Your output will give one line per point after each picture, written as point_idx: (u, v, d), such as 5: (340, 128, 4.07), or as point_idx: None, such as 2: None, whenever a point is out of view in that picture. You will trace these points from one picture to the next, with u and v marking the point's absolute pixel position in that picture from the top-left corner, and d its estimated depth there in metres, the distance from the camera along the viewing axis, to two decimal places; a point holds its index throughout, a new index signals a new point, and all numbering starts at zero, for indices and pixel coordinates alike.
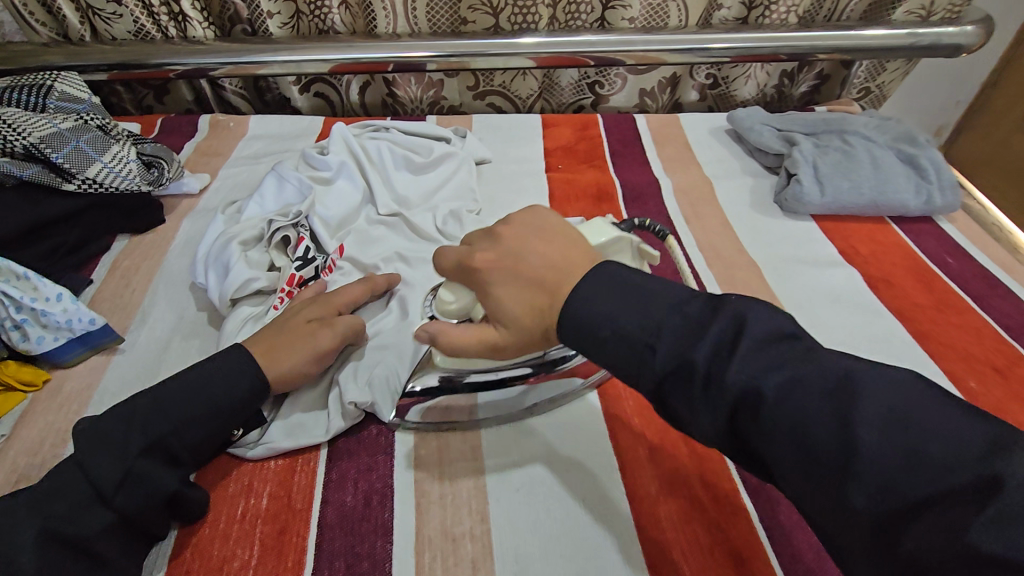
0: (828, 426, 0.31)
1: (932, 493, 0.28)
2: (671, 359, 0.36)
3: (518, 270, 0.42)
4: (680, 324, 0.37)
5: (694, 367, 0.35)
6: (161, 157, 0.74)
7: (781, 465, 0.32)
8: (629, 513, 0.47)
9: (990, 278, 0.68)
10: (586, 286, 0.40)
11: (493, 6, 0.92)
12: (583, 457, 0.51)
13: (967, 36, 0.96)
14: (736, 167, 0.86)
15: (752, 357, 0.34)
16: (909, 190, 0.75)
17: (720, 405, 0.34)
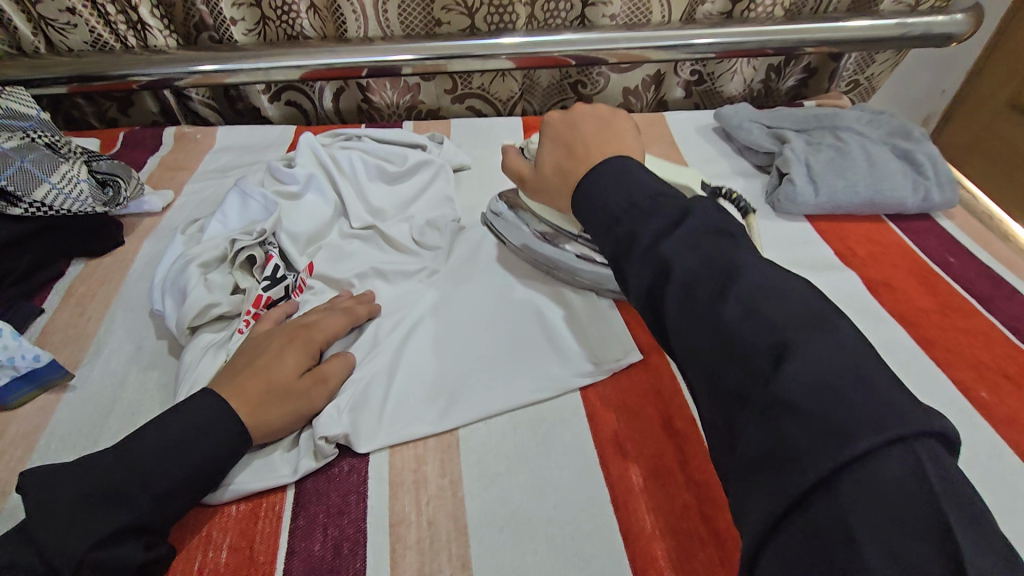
0: (714, 298, 0.33)
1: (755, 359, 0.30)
2: None
3: (564, 142, 0.52)
4: (649, 205, 0.40)
5: (637, 236, 0.38)
6: (117, 175, 0.69)
7: (670, 317, 0.35)
8: (624, 552, 0.43)
9: (994, 278, 0.65)
10: (602, 172, 0.43)
11: (469, 6, 0.88)
12: (571, 489, 0.47)
13: (956, 25, 0.94)
14: (726, 167, 0.82)
15: (685, 238, 0.36)
16: (906, 187, 0.71)
17: (645, 271, 0.37)
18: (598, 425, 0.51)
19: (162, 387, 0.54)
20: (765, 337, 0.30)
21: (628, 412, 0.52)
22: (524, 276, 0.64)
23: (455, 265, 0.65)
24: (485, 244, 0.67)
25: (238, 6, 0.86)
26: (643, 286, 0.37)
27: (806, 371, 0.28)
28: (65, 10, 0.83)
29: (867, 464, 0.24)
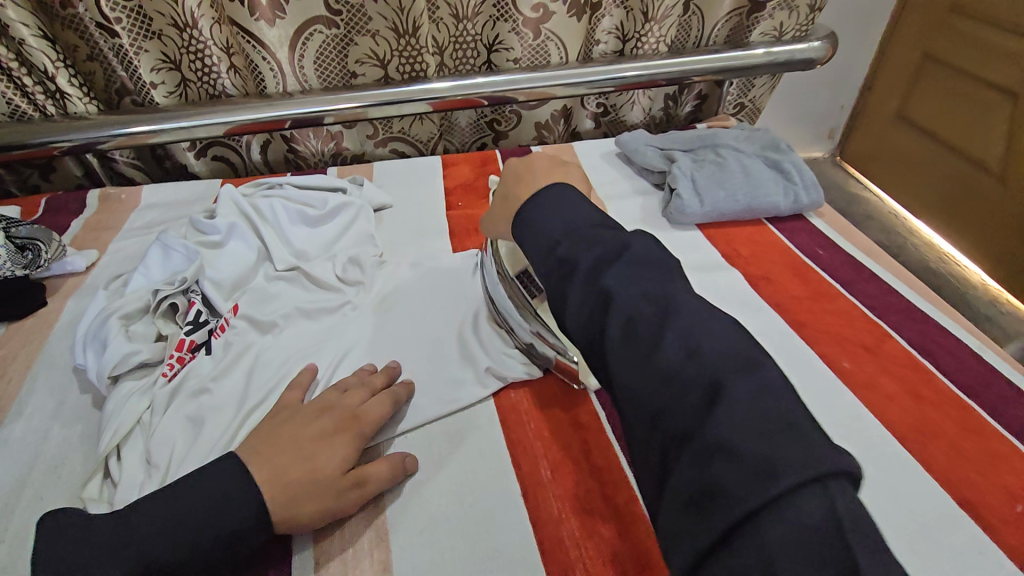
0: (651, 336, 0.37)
1: (704, 423, 0.32)
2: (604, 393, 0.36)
3: (511, 179, 0.59)
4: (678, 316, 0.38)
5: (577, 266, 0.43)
6: (37, 239, 0.71)
7: (650, 398, 0.35)
8: (533, 536, 0.47)
9: (856, 265, 0.75)
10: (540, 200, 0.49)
11: (381, 58, 0.95)
12: (485, 489, 0.51)
13: (815, 50, 1.08)
14: (627, 187, 0.91)
15: (628, 276, 0.40)
16: (777, 193, 0.81)
17: (588, 306, 0.41)
18: (511, 427, 0.56)
19: (86, 439, 0.55)
20: (698, 375, 0.34)
21: (538, 412, 0.57)
22: (439, 302, 0.68)
23: (374, 297, 0.69)
24: (405, 275, 0.72)
25: (157, 71, 0.90)
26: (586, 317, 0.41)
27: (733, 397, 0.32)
28: None
29: (784, 504, 0.28)
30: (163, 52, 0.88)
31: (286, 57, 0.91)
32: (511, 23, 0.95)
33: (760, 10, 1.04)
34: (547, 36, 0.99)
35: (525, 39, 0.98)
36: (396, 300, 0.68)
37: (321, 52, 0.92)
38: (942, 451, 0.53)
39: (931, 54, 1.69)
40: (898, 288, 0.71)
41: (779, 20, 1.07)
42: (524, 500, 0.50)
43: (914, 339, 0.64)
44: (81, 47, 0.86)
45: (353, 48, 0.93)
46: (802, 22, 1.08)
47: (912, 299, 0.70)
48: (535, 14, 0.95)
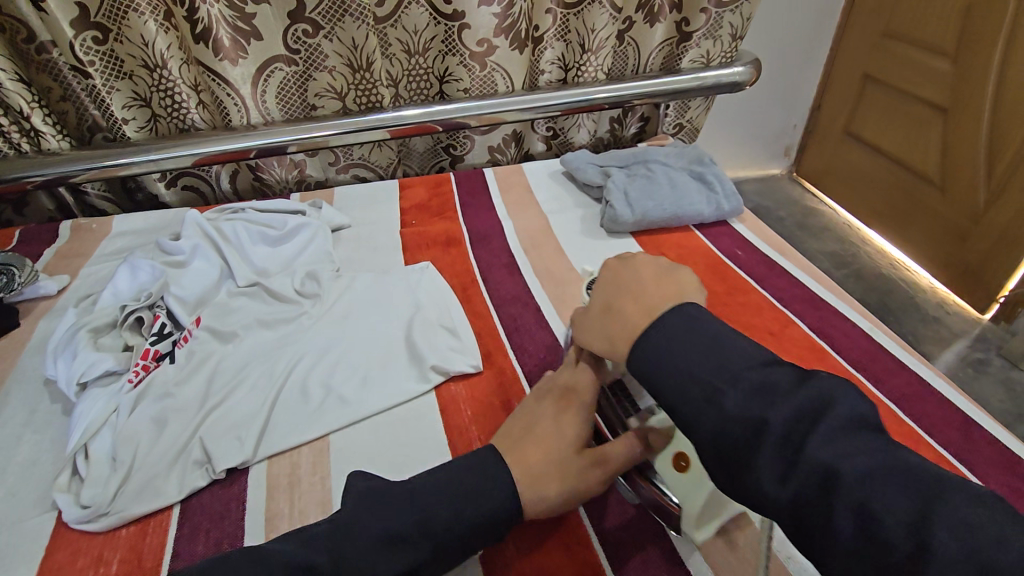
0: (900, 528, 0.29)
1: (802, 467, 0.33)
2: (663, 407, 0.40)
3: (626, 289, 0.49)
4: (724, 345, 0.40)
5: (767, 428, 0.35)
6: (11, 264, 0.77)
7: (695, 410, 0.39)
8: None
9: (769, 262, 0.83)
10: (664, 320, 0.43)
11: (339, 91, 1.02)
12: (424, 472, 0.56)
13: (740, 75, 1.19)
14: (569, 202, 0.98)
15: (784, 398, 0.35)
16: (701, 202, 0.89)
17: (799, 481, 0.32)
18: (449, 411, 0.62)
19: (55, 443, 0.59)
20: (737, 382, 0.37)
21: (473, 398, 0.64)
22: (388, 308, 0.74)
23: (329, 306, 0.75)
24: (358, 285, 0.78)
25: (128, 107, 0.96)
26: (784, 493, 0.33)
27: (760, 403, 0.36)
28: None
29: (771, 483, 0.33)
30: (134, 90, 0.95)
31: (249, 92, 0.98)
32: (459, 56, 1.04)
33: (688, 39, 1.15)
34: (493, 67, 1.07)
35: (473, 71, 1.07)
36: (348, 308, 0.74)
37: (283, 87, 1.00)
38: None
39: (870, 74, 1.82)
40: (805, 281, 0.79)
41: (705, 49, 1.18)
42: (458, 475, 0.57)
43: (813, 324, 0.72)
44: (55, 89, 0.93)
45: (312, 82, 1.00)
46: (726, 49, 1.19)
47: (817, 290, 0.78)
48: (481, 49, 1.03)
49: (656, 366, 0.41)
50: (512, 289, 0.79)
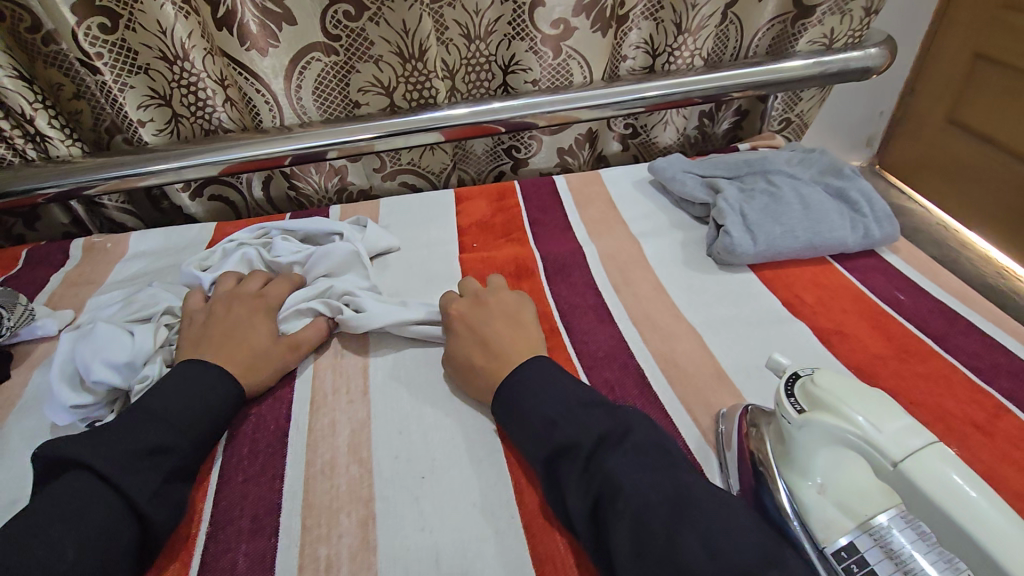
0: (665, 525, 0.36)
1: (640, 516, 0.37)
2: (552, 445, 0.45)
3: (476, 333, 0.57)
4: (583, 412, 0.46)
5: (596, 470, 0.41)
6: (1, 305, 0.64)
7: (561, 458, 0.44)
8: None
9: (946, 312, 0.63)
10: (530, 368, 0.51)
11: (386, 85, 0.86)
12: None
13: (871, 58, 0.96)
14: (663, 221, 0.80)
15: (626, 459, 0.41)
16: (845, 227, 0.69)
17: (631, 534, 0.37)
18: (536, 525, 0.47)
19: None
20: (598, 427, 0.44)
21: None
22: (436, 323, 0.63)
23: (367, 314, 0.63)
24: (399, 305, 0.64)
25: (144, 107, 0.82)
26: (586, 503, 0.41)
27: (618, 462, 0.41)
28: None
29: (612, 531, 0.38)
30: (151, 87, 0.81)
31: (283, 88, 0.83)
32: (528, 41, 0.85)
33: (808, 15, 0.92)
34: (569, 54, 0.89)
35: (544, 58, 0.88)
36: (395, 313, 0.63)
37: (321, 81, 0.84)
38: None
39: (982, 53, 1.54)
40: (1006, 343, 0.59)
41: (830, 26, 0.95)
42: None
43: None
44: (66, 85, 0.80)
45: (355, 75, 0.84)
46: (856, 27, 0.96)
47: (1023, 355, 0.58)
48: (555, 31, 0.85)
49: (514, 401, 0.49)
50: (605, 343, 0.61)
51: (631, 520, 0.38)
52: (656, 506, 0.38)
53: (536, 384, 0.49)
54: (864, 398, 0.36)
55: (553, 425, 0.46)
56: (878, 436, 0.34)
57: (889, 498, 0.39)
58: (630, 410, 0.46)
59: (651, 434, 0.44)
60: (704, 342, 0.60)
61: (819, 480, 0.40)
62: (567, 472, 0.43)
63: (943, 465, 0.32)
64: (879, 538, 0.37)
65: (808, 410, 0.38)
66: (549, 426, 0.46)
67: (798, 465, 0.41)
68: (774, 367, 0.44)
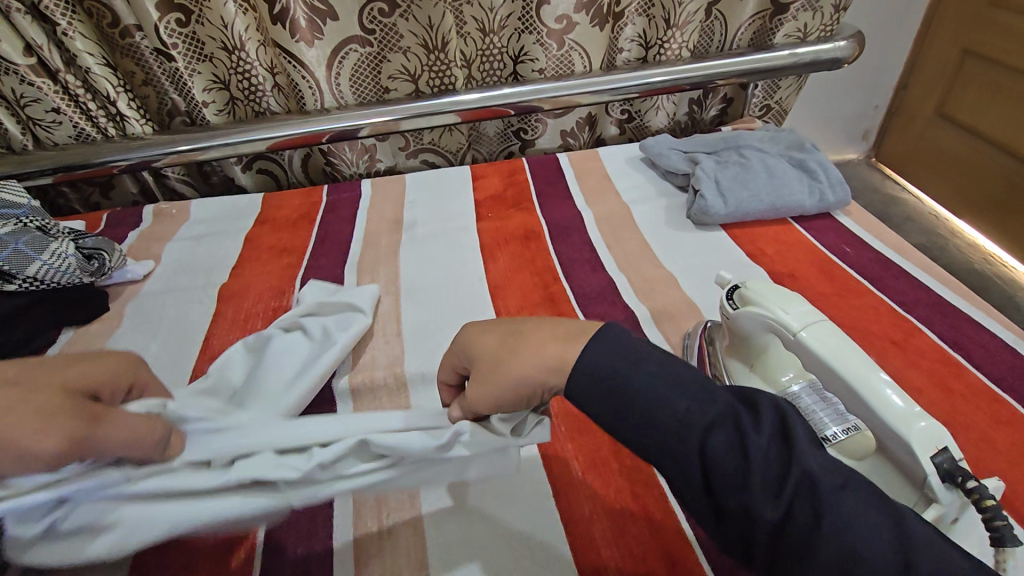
0: (889, 543, 0.31)
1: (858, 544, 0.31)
2: (693, 444, 0.35)
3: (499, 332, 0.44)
4: (710, 402, 0.36)
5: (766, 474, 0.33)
6: (102, 249, 0.77)
7: (705, 466, 0.34)
8: (555, 502, 0.51)
9: (883, 261, 0.75)
10: (598, 346, 0.40)
11: (412, 73, 0.99)
12: (517, 490, 0.52)
13: (841, 50, 1.08)
14: (651, 191, 0.92)
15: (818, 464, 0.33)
16: (803, 192, 0.82)
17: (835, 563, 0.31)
18: None
19: None
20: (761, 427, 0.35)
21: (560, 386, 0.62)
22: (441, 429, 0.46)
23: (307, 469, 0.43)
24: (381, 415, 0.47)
25: (208, 91, 0.96)
26: (778, 519, 0.32)
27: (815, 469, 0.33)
28: (50, 110, 0.92)
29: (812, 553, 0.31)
30: (214, 74, 0.94)
31: (324, 75, 0.96)
32: (535, 35, 0.98)
33: (784, 12, 1.04)
34: (571, 46, 1.01)
35: (550, 49, 1.01)
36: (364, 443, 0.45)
37: (356, 68, 0.97)
38: (977, 445, 0.52)
39: (970, 49, 1.64)
40: (930, 285, 0.71)
41: (803, 21, 1.06)
42: (546, 468, 0.54)
43: (945, 334, 0.64)
44: (138, 73, 0.94)
45: (385, 64, 0.97)
46: (827, 22, 1.07)
47: (943, 293, 0.69)
48: (559, 26, 0.98)
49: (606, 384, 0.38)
50: (597, 286, 0.74)
51: (841, 547, 0.31)
52: (866, 535, 0.31)
53: (613, 362, 0.39)
54: (779, 294, 0.49)
55: (665, 421, 0.36)
56: (786, 316, 0.47)
57: (801, 374, 0.50)
58: (766, 395, 0.37)
59: (808, 423, 0.36)
60: (679, 284, 0.73)
61: (752, 364, 0.53)
62: (736, 485, 0.33)
63: (828, 333, 0.45)
64: (790, 399, 0.48)
65: (742, 305, 0.51)
66: (677, 422, 0.36)
67: (738, 352, 0.54)
68: (721, 283, 0.56)
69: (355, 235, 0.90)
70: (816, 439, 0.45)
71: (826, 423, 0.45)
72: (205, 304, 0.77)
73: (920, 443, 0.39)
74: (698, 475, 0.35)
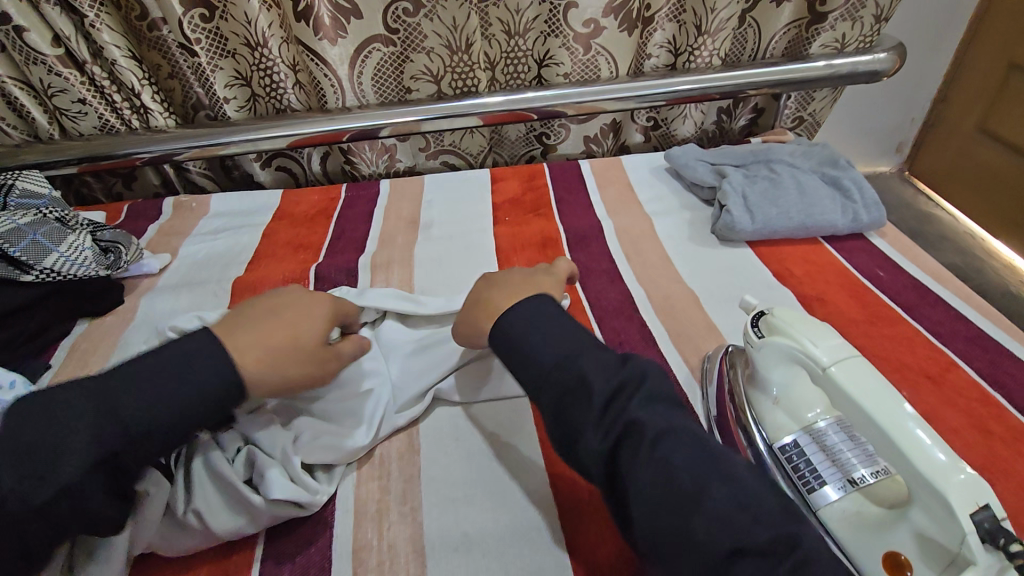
0: (696, 476, 0.40)
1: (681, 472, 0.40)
2: (572, 374, 0.46)
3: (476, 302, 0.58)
4: (592, 356, 0.48)
5: (596, 394, 0.44)
6: (119, 242, 0.78)
7: (563, 404, 0.45)
8: (561, 527, 0.50)
9: (920, 289, 0.71)
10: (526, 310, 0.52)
11: (434, 74, 0.98)
12: (521, 516, 0.51)
13: (881, 62, 1.03)
14: (674, 203, 0.89)
15: (645, 405, 0.44)
16: (835, 211, 0.78)
17: (649, 482, 0.40)
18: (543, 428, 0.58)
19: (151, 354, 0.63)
20: (611, 379, 0.45)
21: None
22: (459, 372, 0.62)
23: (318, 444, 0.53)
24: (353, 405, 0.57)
25: (230, 87, 0.96)
26: (605, 446, 0.42)
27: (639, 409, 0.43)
28: (76, 101, 0.92)
29: (638, 470, 0.40)
30: (236, 70, 0.94)
31: (346, 73, 0.95)
32: (561, 38, 0.96)
33: (821, 21, 1.00)
34: (597, 51, 0.99)
35: (575, 54, 0.99)
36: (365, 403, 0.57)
37: (379, 68, 0.96)
38: (1015, 494, 0.49)
39: (1016, 63, 1.56)
40: (967, 315, 0.67)
41: (840, 33, 1.02)
42: (553, 489, 0.53)
43: (983, 370, 0.60)
44: (163, 66, 0.94)
45: (408, 64, 0.96)
46: (866, 33, 1.03)
47: (982, 325, 0.66)
48: (587, 30, 0.95)
49: (511, 343, 0.50)
50: (614, 300, 0.71)
51: (656, 463, 0.40)
52: (685, 462, 0.40)
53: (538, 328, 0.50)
54: (807, 325, 0.46)
55: (564, 374, 0.46)
56: (814, 348, 0.44)
57: (827, 407, 0.48)
58: (639, 357, 0.48)
59: (662, 381, 0.46)
60: (700, 304, 0.70)
61: (775, 393, 0.50)
62: (581, 413, 0.44)
63: (861, 369, 0.42)
64: (817, 437, 0.47)
65: (767, 334, 0.48)
66: (555, 364, 0.47)
67: (759, 382, 0.51)
68: (746, 308, 0.53)
69: (371, 233, 0.88)
70: (842, 481, 0.44)
71: (853, 465, 0.44)
72: (215, 302, 0.75)
73: (958, 497, 0.35)
74: (559, 408, 0.46)
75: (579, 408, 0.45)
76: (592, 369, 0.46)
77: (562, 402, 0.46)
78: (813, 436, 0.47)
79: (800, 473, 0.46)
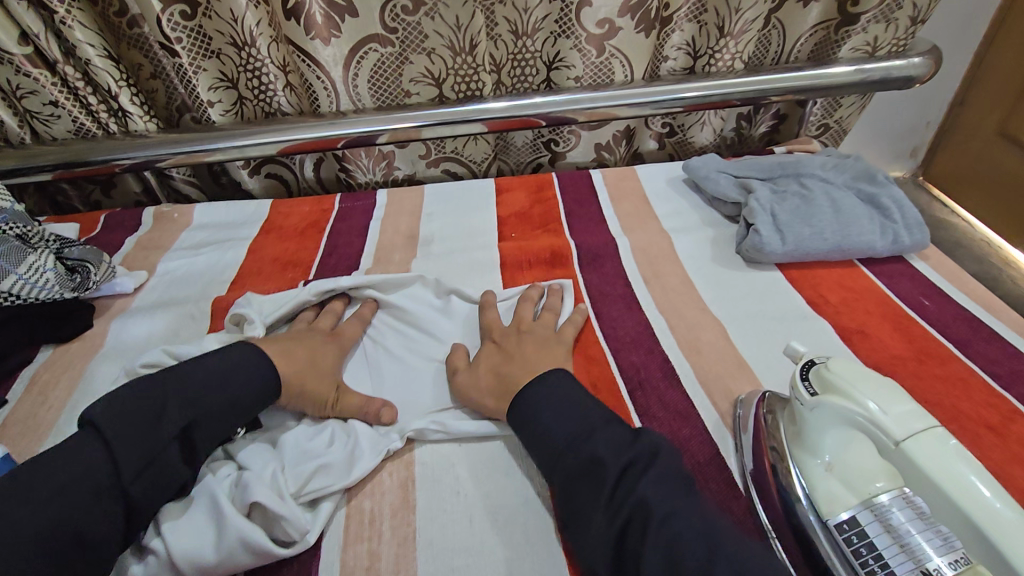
0: (700, 569, 0.36)
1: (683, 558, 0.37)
2: (584, 454, 0.45)
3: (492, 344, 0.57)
4: (605, 431, 0.47)
5: (605, 469, 0.43)
6: (88, 260, 0.71)
7: (575, 485, 0.44)
8: None
9: (972, 321, 0.64)
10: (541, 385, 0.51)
11: (436, 77, 0.91)
12: None
13: (915, 67, 0.97)
14: (694, 219, 0.82)
15: (657, 484, 0.42)
16: (874, 232, 0.71)
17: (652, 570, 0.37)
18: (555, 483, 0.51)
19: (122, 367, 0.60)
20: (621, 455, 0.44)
21: None
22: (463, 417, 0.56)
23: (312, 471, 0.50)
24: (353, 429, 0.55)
25: (214, 89, 0.89)
26: (613, 529, 0.41)
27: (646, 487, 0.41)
28: (48, 103, 0.86)
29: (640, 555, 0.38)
30: (221, 71, 0.88)
31: (341, 76, 0.89)
32: (573, 39, 0.89)
33: (853, 23, 0.93)
34: (611, 53, 0.92)
35: (588, 56, 0.92)
36: (356, 440, 0.53)
37: (376, 70, 0.89)
38: None
39: None
40: None
41: (874, 34, 0.95)
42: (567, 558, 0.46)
43: None
44: (144, 66, 0.87)
45: (408, 66, 0.89)
46: (901, 36, 0.95)
47: None
48: (600, 30, 0.88)
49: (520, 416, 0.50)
50: (632, 330, 0.64)
51: (660, 545, 0.38)
52: (690, 545, 0.38)
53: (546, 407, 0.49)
54: (872, 383, 0.39)
55: (572, 455, 0.46)
56: (884, 417, 0.37)
57: (892, 479, 0.41)
58: (652, 434, 0.46)
59: (675, 462, 0.44)
60: (728, 336, 0.63)
61: (827, 459, 0.44)
62: (590, 493, 0.43)
63: (940, 445, 0.36)
64: (880, 514, 0.40)
65: (822, 391, 0.42)
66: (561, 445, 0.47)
67: (808, 444, 0.45)
68: (792, 355, 0.47)
69: (366, 249, 0.82)
70: (914, 572, 0.36)
71: (926, 551, 0.36)
72: (194, 326, 0.69)
73: None
74: (571, 487, 0.44)
75: (587, 485, 0.44)
76: (601, 448, 0.45)
77: (573, 480, 0.44)
78: (871, 507, 0.40)
79: (861, 557, 0.39)
